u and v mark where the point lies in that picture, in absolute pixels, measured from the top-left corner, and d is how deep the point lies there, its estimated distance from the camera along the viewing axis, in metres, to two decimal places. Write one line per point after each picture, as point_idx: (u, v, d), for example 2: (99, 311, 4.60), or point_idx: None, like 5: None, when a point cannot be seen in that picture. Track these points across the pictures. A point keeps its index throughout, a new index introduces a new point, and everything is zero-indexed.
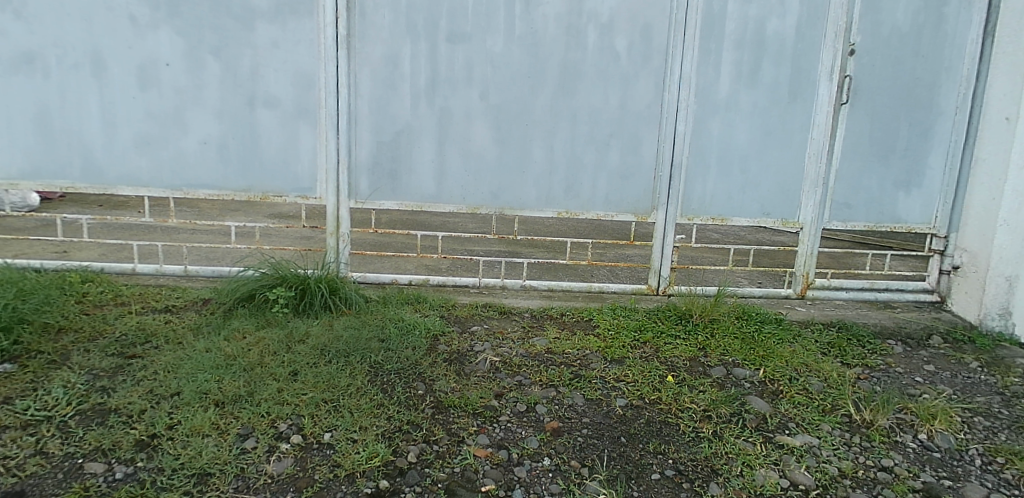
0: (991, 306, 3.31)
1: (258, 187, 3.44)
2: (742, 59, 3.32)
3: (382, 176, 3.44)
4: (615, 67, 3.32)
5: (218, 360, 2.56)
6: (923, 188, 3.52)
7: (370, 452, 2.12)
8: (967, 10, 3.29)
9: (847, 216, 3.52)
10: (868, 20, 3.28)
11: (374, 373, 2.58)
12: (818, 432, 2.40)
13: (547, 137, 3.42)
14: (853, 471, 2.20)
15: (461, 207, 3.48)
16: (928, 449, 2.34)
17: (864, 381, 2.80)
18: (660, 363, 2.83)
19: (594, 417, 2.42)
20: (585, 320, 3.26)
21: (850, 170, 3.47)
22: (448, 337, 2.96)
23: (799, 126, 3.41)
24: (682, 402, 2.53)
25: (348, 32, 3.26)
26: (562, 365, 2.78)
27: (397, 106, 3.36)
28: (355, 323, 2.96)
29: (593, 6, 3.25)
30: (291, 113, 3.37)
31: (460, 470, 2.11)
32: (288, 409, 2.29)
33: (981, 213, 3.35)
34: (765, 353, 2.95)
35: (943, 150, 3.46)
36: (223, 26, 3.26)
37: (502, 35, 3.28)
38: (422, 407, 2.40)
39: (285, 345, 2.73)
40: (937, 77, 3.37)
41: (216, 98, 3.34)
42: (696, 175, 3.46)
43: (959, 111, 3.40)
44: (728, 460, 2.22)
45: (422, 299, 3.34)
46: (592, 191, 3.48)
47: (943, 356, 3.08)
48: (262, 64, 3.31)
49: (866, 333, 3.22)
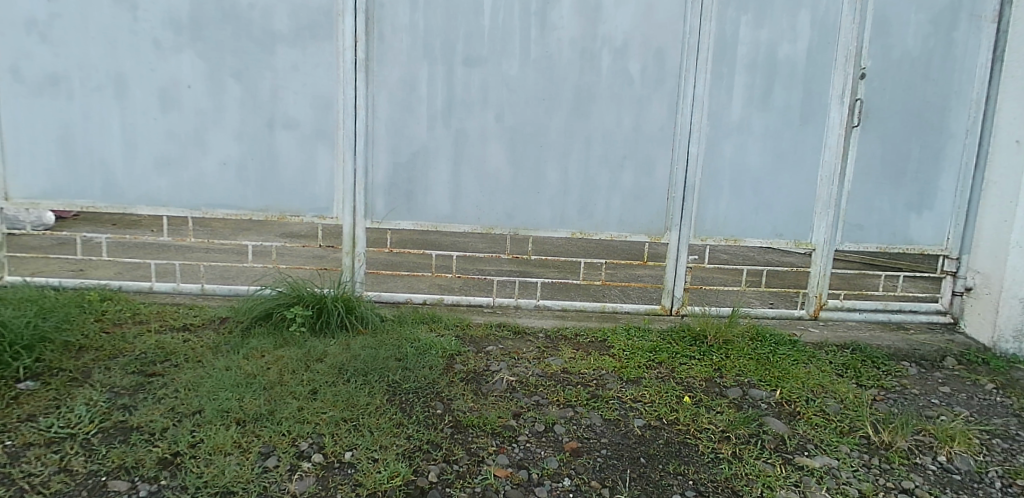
0: (1005, 328, 3.30)
1: (276, 207, 3.49)
2: (754, 82, 3.37)
3: (398, 196, 3.48)
4: (629, 91, 3.37)
5: (238, 379, 2.57)
6: (935, 210, 3.54)
7: (391, 472, 2.12)
8: (976, 35, 3.34)
9: (860, 236, 3.54)
10: (878, 44, 3.33)
11: (392, 392, 2.59)
12: (836, 454, 2.40)
13: (562, 158, 3.45)
14: (874, 493, 2.20)
15: (475, 227, 3.51)
16: (947, 471, 2.34)
17: (881, 402, 2.81)
18: (677, 384, 2.84)
19: (612, 437, 2.43)
20: (600, 341, 3.26)
21: (862, 192, 3.50)
22: (464, 356, 2.97)
23: (812, 148, 3.45)
24: (700, 423, 2.53)
25: (367, 55, 3.32)
26: (578, 385, 2.79)
27: (414, 128, 3.41)
28: (371, 343, 2.96)
29: (607, 31, 3.31)
30: (309, 135, 3.42)
31: (482, 490, 2.11)
32: (309, 428, 2.30)
33: (993, 234, 3.36)
34: (781, 374, 2.95)
35: (954, 172, 3.49)
36: (244, 50, 3.32)
37: (518, 58, 3.33)
38: (441, 427, 2.40)
39: (303, 363, 2.74)
40: (947, 100, 3.41)
41: (236, 120, 3.40)
42: (709, 196, 3.49)
43: (969, 134, 3.43)
44: (749, 481, 2.22)
45: (437, 318, 3.34)
46: (606, 211, 3.51)
47: (958, 378, 3.07)
48: (281, 87, 3.37)
49: (881, 355, 3.22)
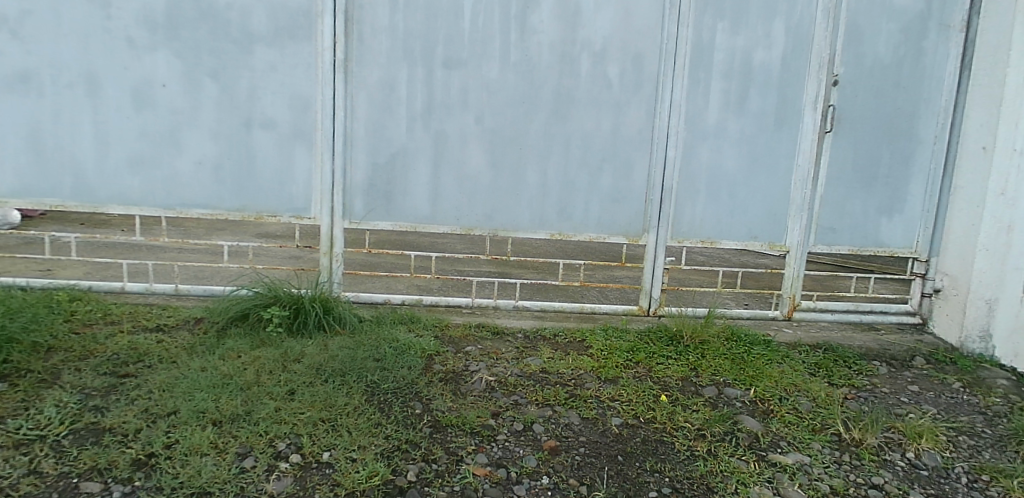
0: (972, 329, 3.40)
1: (252, 207, 3.46)
2: (730, 88, 3.43)
3: (377, 197, 3.47)
4: (608, 95, 3.41)
5: (214, 380, 2.54)
6: (905, 214, 3.63)
7: (370, 471, 2.12)
8: (944, 44, 3.44)
9: (832, 239, 3.62)
10: (850, 52, 3.42)
11: (370, 392, 2.59)
12: (808, 451, 2.45)
13: (541, 161, 3.48)
14: (844, 489, 2.25)
15: (455, 228, 3.52)
16: (916, 467, 2.40)
17: (852, 400, 2.87)
18: (653, 383, 2.87)
19: (590, 435, 2.45)
20: (578, 341, 3.29)
21: (835, 195, 3.58)
22: (443, 357, 2.97)
23: (785, 153, 3.52)
24: (676, 421, 2.57)
25: (346, 56, 3.32)
26: (557, 385, 2.81)
27: (393, 129, 3.41)
28: (349, 344, 2.95)
29: (586, 35, 3.34)
30: (287, 135, 3.40)
31: (460, 489, 2.12)
32: (286, 428, 2.29)
33: (960, 237, 3.45)
34: (756, 373, 3.00)
35: (923, 177, 3.59)
36: (221, 49, 3.30)
37: (497, 61, 3.36)
38: (419, 427, 2.40)
39: (280, 364, 2.72)
40: (917, 107, 3.51)
41: (212, 119, 3.36)
42: (686, 198, 3.54)
43: (938, 141, 3.53)
44: (723, 478, 2.26)
45: (415, 319, 3.34)
46: (584, 213, 3.54)
47: (927, 377, 3.16)
48: (259, 87, 3.35)
49: (852, 355, 3.30)
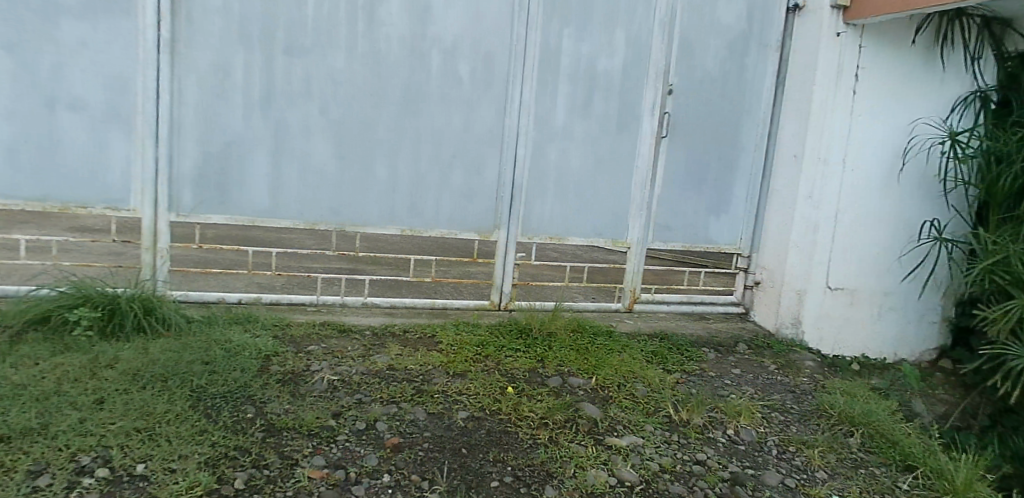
0: (785, 317, 3.79)
1: (56, 197, 3.07)
2: (575, 91, 3.57)
3: (210, 189, 3.23)
4: (458, 92, 3.42)
5: (1, 391, 2.22)
6: (730, 214, 3.98)
7: (190, 482, 1.95)
8: (762, 62, 3.82)
9: (668, 236, 3.90)
10: (683, 64, 3.69)
11: (196, 398, 2.38)
12: (642, 433, 2.61)
13: (390, 156, 3.41)
14: (672, 466, 2.42)
15: (299, 223, 3.36)
16: (734, 443, 2.64)
17: (682, 384, 3.10)
18: (500, 376, 2.91)
19: (436, 430, 2.43)
20: (429, 337, 3.26)
21: (670, 196, 3.85)
22: (282, 357, 2.81)
23: (626, 155, 3.72)
24: (521, 411, 2.62)
25: (172, 36, 3.05)
26: (403, 381, 2.76)
27: (228, 116, 3.19)
28: (174, 346, 2.70)
29: (436, 31, 3.33)
30: (101, 118, 3.05)
31: (294, 493, 2.02)
32: (92, 441, 2.05)
33: (776, 235, 3.84)
34: (597, 362, 3.14)
35: (745, 181, 3.96)
36: (18, 18, 2.89)
37: (343, 52, 3.24)
38: (251, 431, 2.25)
39: (89, 371, 2.43)
40: (740, 117, 3.86)
41: (6, 96, 2.94)
42: (535, 196, 3.64)
43: (757, 148, 3.92)
44: (562, 463, 2.34)
45: (254, 319, 3.13)
46: (435, 209, 3.52)
47: (747, 361, 3.48)
48: (66, 63, 2.98)
49: (684, 342, 3.56)
